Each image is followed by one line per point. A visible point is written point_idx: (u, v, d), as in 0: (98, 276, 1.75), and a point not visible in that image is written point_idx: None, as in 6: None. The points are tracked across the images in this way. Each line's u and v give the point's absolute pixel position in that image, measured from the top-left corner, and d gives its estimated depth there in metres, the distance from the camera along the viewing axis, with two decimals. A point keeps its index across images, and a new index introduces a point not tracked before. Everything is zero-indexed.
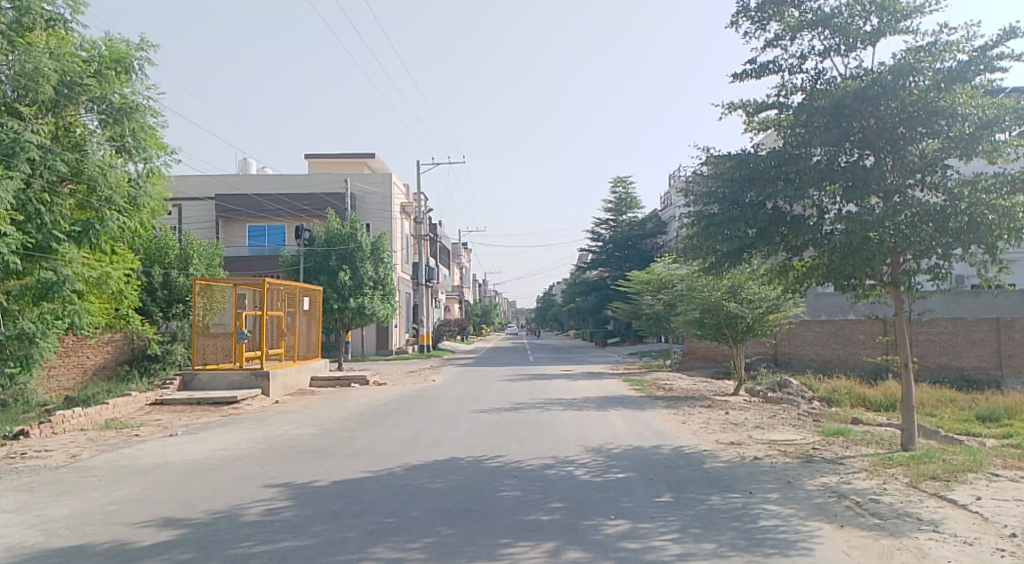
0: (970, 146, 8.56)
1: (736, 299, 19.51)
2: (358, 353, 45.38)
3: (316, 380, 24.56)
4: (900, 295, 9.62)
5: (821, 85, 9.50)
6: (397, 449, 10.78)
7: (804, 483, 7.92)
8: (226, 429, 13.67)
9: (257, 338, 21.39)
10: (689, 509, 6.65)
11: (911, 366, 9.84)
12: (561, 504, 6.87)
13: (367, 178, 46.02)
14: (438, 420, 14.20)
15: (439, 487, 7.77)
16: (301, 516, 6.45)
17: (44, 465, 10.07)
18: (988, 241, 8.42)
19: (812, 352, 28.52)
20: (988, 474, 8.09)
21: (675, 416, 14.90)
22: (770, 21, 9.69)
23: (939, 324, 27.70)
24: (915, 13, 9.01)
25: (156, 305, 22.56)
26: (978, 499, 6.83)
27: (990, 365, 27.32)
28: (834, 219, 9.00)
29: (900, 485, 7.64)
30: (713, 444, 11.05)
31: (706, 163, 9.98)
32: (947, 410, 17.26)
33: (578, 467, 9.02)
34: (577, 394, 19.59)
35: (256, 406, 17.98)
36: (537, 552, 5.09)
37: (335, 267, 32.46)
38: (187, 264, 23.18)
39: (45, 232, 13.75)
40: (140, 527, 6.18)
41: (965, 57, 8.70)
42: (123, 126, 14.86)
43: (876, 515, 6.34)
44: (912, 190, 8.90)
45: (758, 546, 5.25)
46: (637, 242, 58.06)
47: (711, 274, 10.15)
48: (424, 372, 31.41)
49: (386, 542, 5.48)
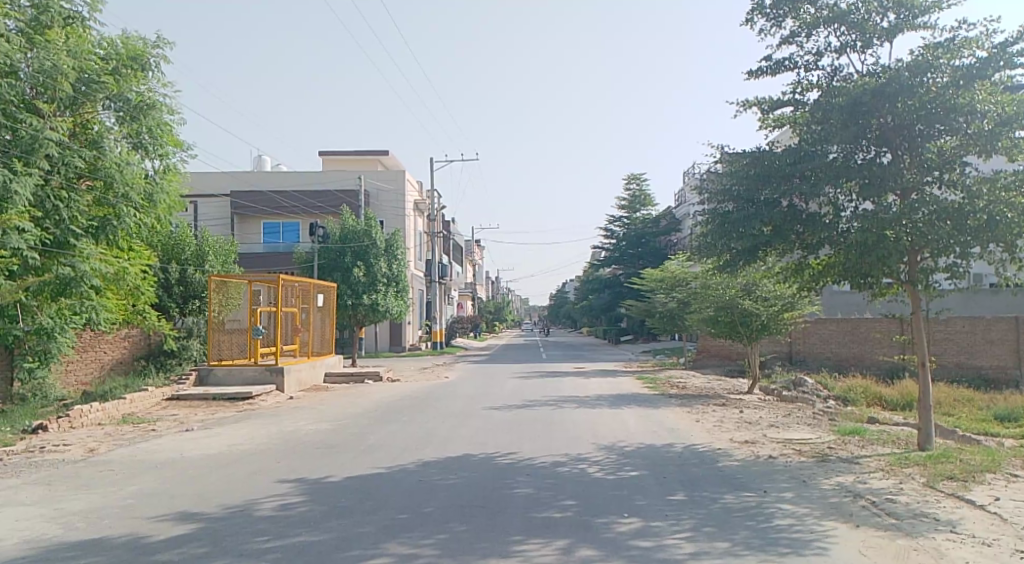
0: (990, 142, 8.39)
1: (750, 297, 19.41)
2: (371, 349, 45.59)
3: (330, 376, 24.70)
4: (917, 294, 9.51)
5: (837, 81, 9.43)
6: (409, 445, 10.83)
7: (819, 482, 7.86)
8: (241, 425, 13.78)
9: (271, 335, 21.52)
10: (702, 508, 6.62)
11: (928, 366, 9.71)
12: (574, 502, 6.86)
13: (381, 175, 46.22)
14: (451, 417, 14.22)
15: (453, 484, 7.81)
16: (316, 511, 6.51)
17: (63, 459, 10.19)
18: (1007, 239, 8.30)
19: (828, 351, 28.36)
20: (1006, 475, 7.99)
21: (689, 414, 14.84)
22: (785, 18, 9.63)
23: (957, 323, 27.40)
24: (933, 9, 8.90)
25: (172, 301, 22.80)
26: (996, 500, 6.75)
27: (1009, 365, 26.94)
28: (850, 217, 8.91)
29: (916, 485, 7.57)
30: (727, 443, 11.00)
31: (720, 160, 9.94)
32: (964, 409, 17.09)
33: (591, 465, 9.03)
34: (590, 392, 19.55)
35: (271, 402, 18.11)
36: (550, 550, 5.10)
37: (349, 264, 32.56)
38: (203, 261, 23.38)
39: (63, 228, 13.88)
40: (156, 521, 6.24)
41: (985, 53, 8.57)
42: (139, 123, 15.06)
43: (892, 515, 6.28)
44: (929, 188, 8.80)
45: (772, 546, 5.22)
46: (651, 239, 57.90)
47: (726, 272, 10.10)
48: (437, 368, 31.54)
49: (398, 538, 5.50)
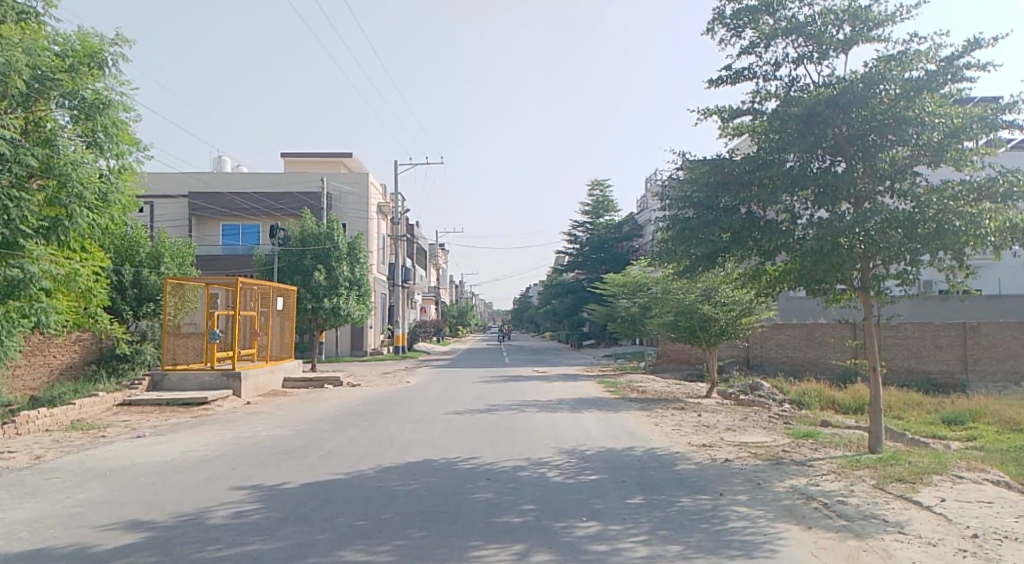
0: (939, 154, 8.75)
1: (709, 302, 19.67)
2: (332, 353, 45.11)
3: (288, 381, 24.30)
4: (870, 300, 9.78)
5: (795, 92, 9.65)
6: (370, 450, 10.72)
7: (773, 485, 8.00)
8: (196, 431, 13.48)
9: (229, 339, 21.09)
10: (659, 510, 6.68)
11: (879, 371, 9.94)
12: (532, 506, 6.88)
13: (344, 177, 45.77)
14: (411, 422, 14.14)
15: (411, 489, 7.75)
16: (270, 518, 6.39)
17: (6, 466, 9.83)
18: (955, 248, 8.62)
19: (783, 355, 28.93)
20: (952, 476, 8.25)
21: (649, 418, 14.97)
22: (745, 29, 9.82)
23: (906, 329, 28.24)
24: (887, 22, 9.16)
25: (126, 303, 22.24)
26: (943, 501, 6.96)
27: (956, 369, 27.85)
28: (805, 224, 9.19)
29: (866, 487, 7.77)
30: (685, 446, 11.14)
31: (681, 167, 10.10)
32: (913, 413, 17.55)
33: (552, 469, 9.04)
34: (551, 396, 19.60)
35: (227, 407, 17.77)
36: (507, 555, 5.09)
37: (309, 267, 32.10)
38: (158, 263, 22.77)
39: (11, 228, 13.10)
40: (104, 530, 6.07)
41: (934, 67, 8.86)
42: (95, 122, 14.66)
43: (843, 517, 6.42)
44: (881, 197, 9.07)
45: (725, 548, 5.30)
46: (613, 245, 58.32)
47: (685, 278, 10.22)
48: (399, 373, 31.28)
49: (355, 544, 5.44)
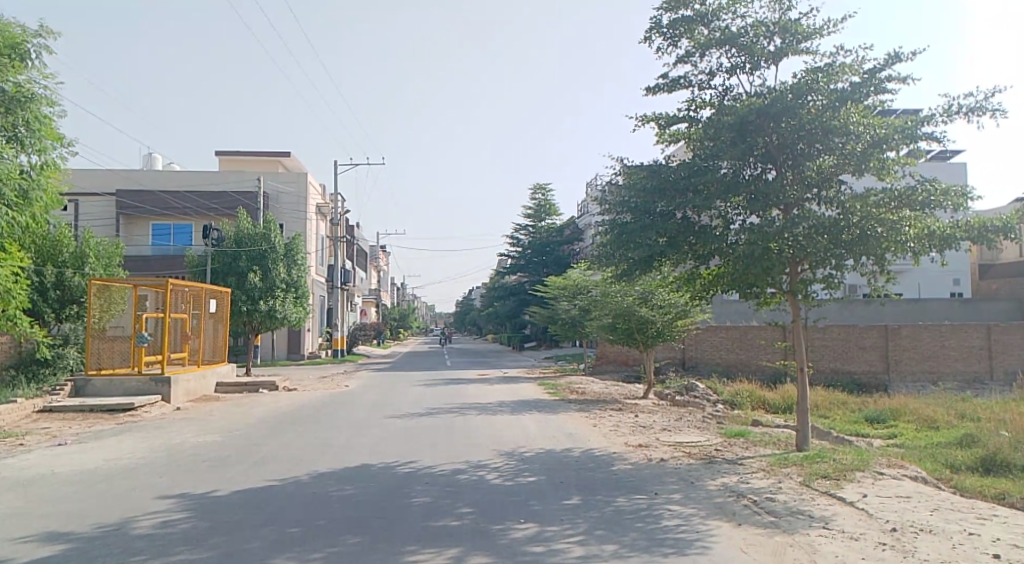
0: (862, 163, 9.14)
1: (646, 304, 20.03)
2: (268, 357, 44.03)
3: (221, 385, 23.60)
4: (798, 303, 10.13)
5: (728, 100, 9.95)
6: (306, 456, 10.51)
7: (705, 484, 8.21)
8: (121, 438, 12.95)
9: (159, 342, 20.34)
10: (596, 511, 6.77)
11: (806, 371, 10.30)
12: (470, 509, 6.87)
13: (281, 177, 44.78)
14: (349, 426, 13.92)
15: (348, 495, 7.64)
16: (199, 528, 6.19)
17: None
18: (877, 253, 9.02)
19: (717, 357, 29.73)
20: (872, 473, 8.63)
21: (587, 419, 15.16)
22: (680, 39, 10.08)
23: (832, 331, 29.42)
24: (815, 35, 9.54)
25: (47, 306, 21.20)
26: (864, 496, 7.27)
27: (878, 369, 29.20)
28: (737, 229, 9.45)
29: (793, 484, 8.06)
30: (622, 447, 11.31)
31: (620, 173, 10.27)
32: (839, 412, 18.29)
33: (490, 472, 9.04)
34: (491, 399, 19.62)
35: (156, 413, 17.13)
36: (443, 559, 5.07)
37: (244, 268, 31.26)
38: (82, 263, 21.80)
39: None
40: (18, 543, 5.76)
41: (857, 79, 9.27)
42: (16, 116, 13.91)
43: (772, 513, 6.64)
44: (809, 204, 9.43)
45: (658, 547, 5.41)
46: (554, 248, 58.87)
47: (622, 281, 10.38)
48: (337, 377, 30.77)
49: (288, 552, 5.33)
